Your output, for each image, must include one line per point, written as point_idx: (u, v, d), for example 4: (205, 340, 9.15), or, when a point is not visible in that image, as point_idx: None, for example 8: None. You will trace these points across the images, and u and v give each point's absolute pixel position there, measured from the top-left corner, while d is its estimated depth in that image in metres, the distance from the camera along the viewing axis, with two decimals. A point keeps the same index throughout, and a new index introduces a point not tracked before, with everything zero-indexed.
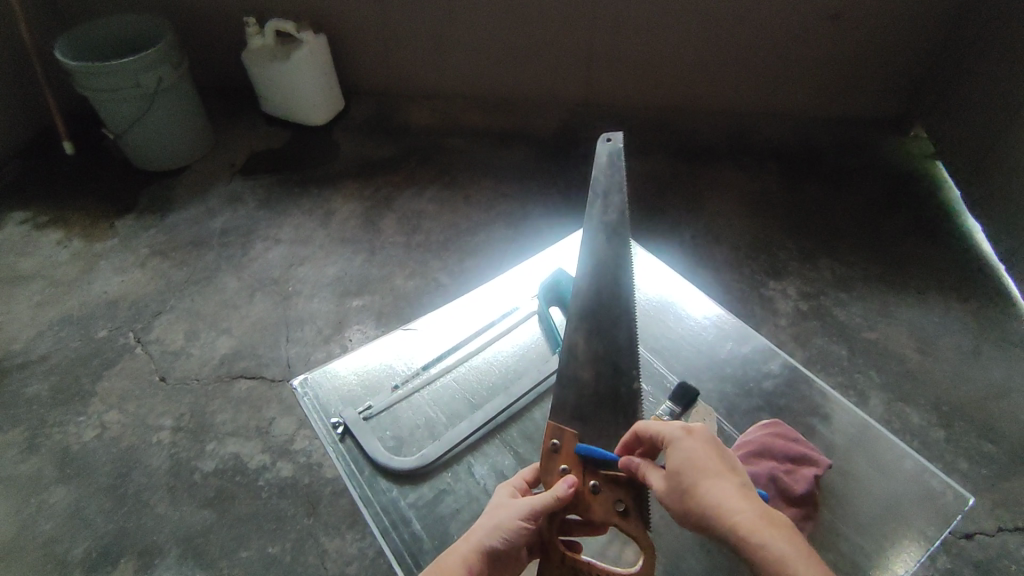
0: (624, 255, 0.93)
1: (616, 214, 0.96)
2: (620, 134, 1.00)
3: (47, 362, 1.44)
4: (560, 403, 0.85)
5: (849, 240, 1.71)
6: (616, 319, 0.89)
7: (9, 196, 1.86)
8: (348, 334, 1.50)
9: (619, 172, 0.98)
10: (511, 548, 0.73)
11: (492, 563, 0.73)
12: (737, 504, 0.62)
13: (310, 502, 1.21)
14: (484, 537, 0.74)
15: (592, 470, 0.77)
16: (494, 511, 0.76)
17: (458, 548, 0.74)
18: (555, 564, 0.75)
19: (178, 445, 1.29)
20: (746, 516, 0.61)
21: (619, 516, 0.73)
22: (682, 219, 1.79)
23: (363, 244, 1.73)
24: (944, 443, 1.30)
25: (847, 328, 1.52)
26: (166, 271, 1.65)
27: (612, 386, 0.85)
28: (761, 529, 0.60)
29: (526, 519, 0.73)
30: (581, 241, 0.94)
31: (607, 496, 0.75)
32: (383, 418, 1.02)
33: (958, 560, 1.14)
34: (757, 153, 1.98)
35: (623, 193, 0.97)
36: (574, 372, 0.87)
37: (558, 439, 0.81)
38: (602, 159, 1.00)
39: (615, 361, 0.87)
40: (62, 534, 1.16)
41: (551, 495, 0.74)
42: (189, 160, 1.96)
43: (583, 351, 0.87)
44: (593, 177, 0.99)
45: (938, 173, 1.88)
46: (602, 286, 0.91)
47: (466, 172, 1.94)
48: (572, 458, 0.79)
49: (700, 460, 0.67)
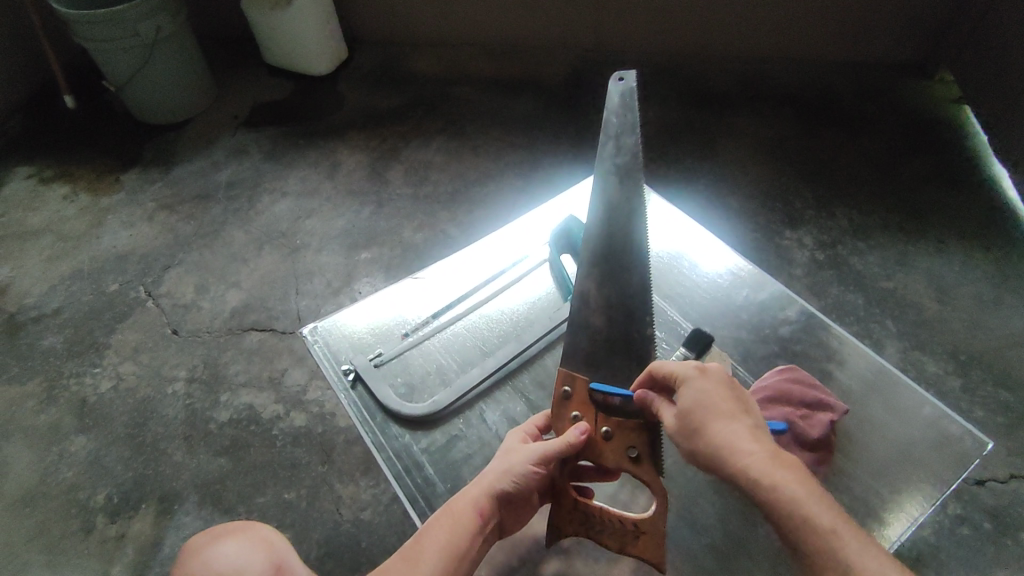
0: (637, 200, 0.90)
1: (629, 155, 0.92)
2: (633, 72, 0.94)
3: (60, 316, 1.45)
4: (573, 349, 0.84)
5: (868, 189, 1.66)
6: (629, 265, 0.86)
7: (13, 150, 1.84)
8: (357, 286, 1.50)
9: (634, 112, 0.94)
10: (520, 492, 0.74)
11: (502, 505, 0.75)
12: (748, 444, 0.61)
13: (324, 450, 1.22)
14: (494, 480, 0.74)
15: (603, 417, 0.76)
16: (505, 456, 0.77)
17: (469, 491, 0.75)
18: (566, 510, 0.75)
19: (193, 396, 1.31)
20: (753, 458, 0.60)
21: (630, 462, 0.73)
22: (696, 167, 1.74)
23: (370, 196, 1.70)
24: (960, 392, 1.29)
25: (864, 278, 1.48)
26: (174, 225, 1.64)
27: (624, 331, 0.83)
28: (774, 471, 0.59)
29: (537, 464, 0.74)
30: (594, 186, 0.91)
31: (619, 442, 0.74)
32: (394, 365, 1.02)
33: (969, 506, 1.14)
34: (774, 99, 1.90)
35: (637, 135, 0.92)
36: (584, 318, 0.85)
37: (569, 386, 0.81)
38: (614, 98, 0.94)
39: (627, 307, 0.84)
40: (84, 480, 1.19)
41: (563, 440, 0.73)
42: (192, 112, 1.92)
43: (595, 298, 0.85)
44: (605, 118, 0.94)
45: (966, 118, 1.81)
46: (614, 233, 0.88)
47: (475, 122, 1.88)
48: (584, 405, 0.79)
49: (709, 402, 0.65)
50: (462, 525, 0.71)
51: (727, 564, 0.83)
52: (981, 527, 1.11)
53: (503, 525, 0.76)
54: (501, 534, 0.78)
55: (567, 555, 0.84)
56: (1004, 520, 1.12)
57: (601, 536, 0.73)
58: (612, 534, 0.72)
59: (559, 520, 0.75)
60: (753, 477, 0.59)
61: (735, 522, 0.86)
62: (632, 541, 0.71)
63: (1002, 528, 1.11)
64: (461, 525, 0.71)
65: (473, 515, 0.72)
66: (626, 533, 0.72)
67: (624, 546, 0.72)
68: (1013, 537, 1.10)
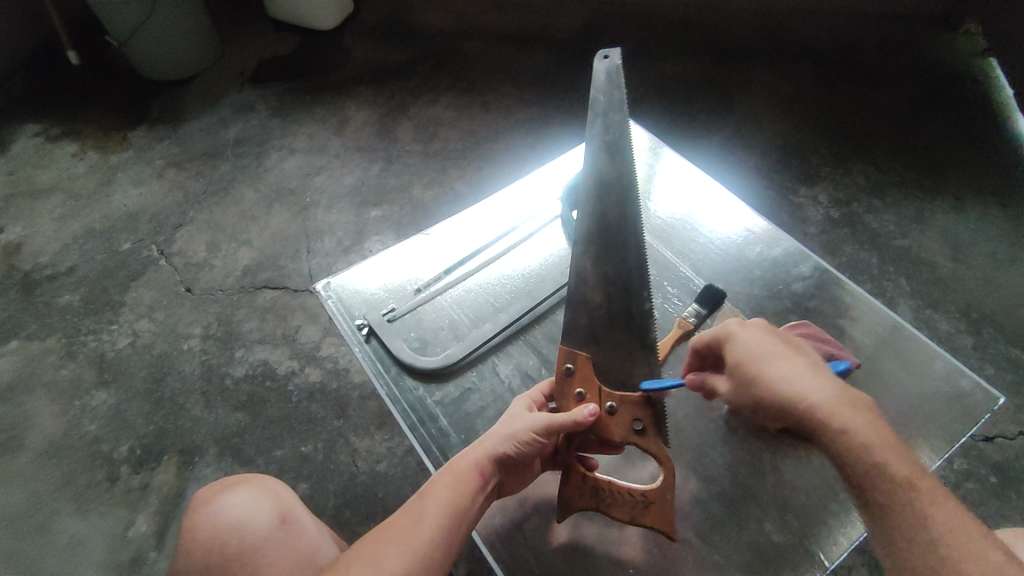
0: (628, 173, 0.92)
1: (617, 132, 0.95)
2: (618, 51, 0.98)
3: (76, 274, 1.47)
4: (573, 325, 0.84)
5: (889, 145, 1.62)
6: (625, 241, 0.87)
7: (20, 108, 1.83)
8: (368, 245, 1.50)
9: (618, 90, 0.97)
10: (523, 457, 0.73)
11: (502, 468, 0.74)
12: (813, 385, 0.63)
13: (339, 405, 1.24)
14: (497, 444, 0.73)
15: (607, 393, 0.78)
16: (508, 421, 0.76)
17: (471, 452, 0.73)
18: (574, 483, 0.76)
19: (209, 352, 1.33)
20: (817, 395, 0.62)
21: (637, 436, 0.75)
22: (711, 123, 1.70)
23: (379, 153, 1.68)
24: (971, 349, 1.29)
25: (879, 236, 1.47)
26: (183, 183, 1.64)
27: (625, 308, 0.84)
28: (839, 412, 0.61)
29: (542, 434, 0.72)
30: (584, 163, 0.93)
31: (625, 416, 0.76)
32: (407, 320, 1.03)
33: (976, 461, 1.15)
34: (793, 51, 1.84)
35: (624, 114, 0.95)
36: (584, 296, 0.85)
37: (571, 363, 0.81)
38: (601, 77, 0.98)
39: (627, 283, 0.85)
40: (107, 433, 1.22)
41: (571, 417, 0.73)
42: (198, 68, 1.88)
43: (593, 276, 0.86)
44: (592, 96, 0.97)
45: (992, 71, 1.75)
46: (608, 208, 0.89)
47: (484, 77, 1.84)
48: (587, 381, 0.79)
49: (767, 350, 0.69)
50: (465, 485, 0.70)
51: (735, 510, 0.84)
52: (986, 481, 1.13)
53: (504, 485, 0.76)
54: (499, 495, 0.77)
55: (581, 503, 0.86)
56: (1010, 474, 1.13)
57: (610, 508, 0.75)
58: (622, 506, 0.75)
59: (568, 494, 0.77)
60: (821, 414, 0.61)
61: (742, 474, 0.88)
62: (642, 512, 0.74)
63: (1008, 482, 1.12)
64: (464, 484, 0.69)
65: (476, 475, 0.71)
66: (635, 504, 0.74)
67: (634, 516, 0.74)
68: (1017, 491, 1.11)
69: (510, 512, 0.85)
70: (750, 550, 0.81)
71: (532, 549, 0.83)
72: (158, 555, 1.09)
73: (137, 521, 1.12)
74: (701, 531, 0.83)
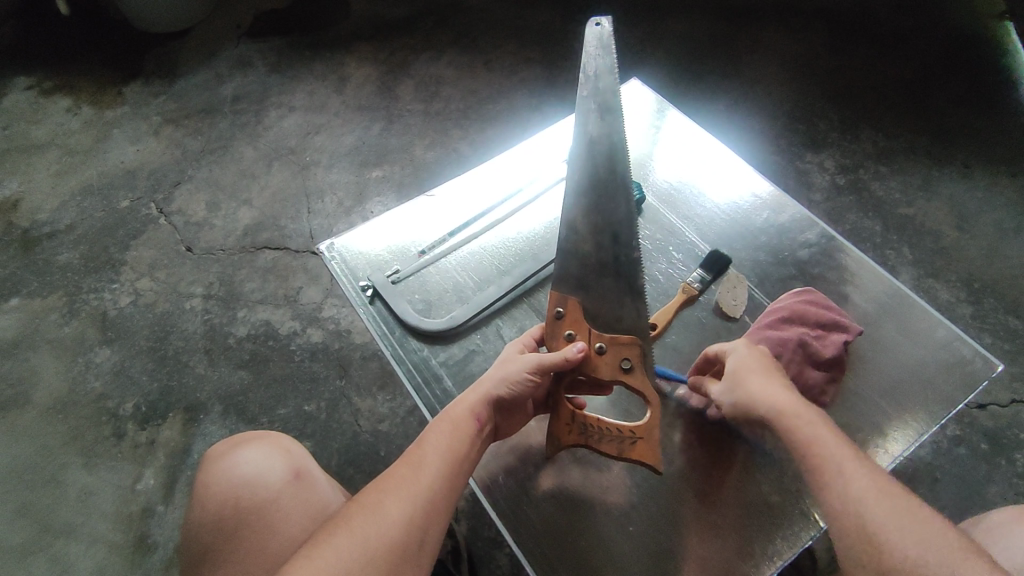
0: (618, 135, 0.90)
1: (609, 94, 0.92)
2: (609, 18, 0.96)
3: (74, 232, 1.45)
4: (564, 275, 0.84)
5: (897, 110, 1.59)
6: (615, 193, 0.86)
7: (10, 59, 1.77)
8: (369, 205, 1.49)
9: (611, 54, 0.94)
10: (516, 397, 0.75)
11: (497, 410, 0.75)
12: (788, 402, 0.68)
13: (341, 364, 1.26)
14: (492, 386, 0.74)
15: (597, 334, 0.78)
16: (502, 363, 0.77)
17: (466, 398, 0.74)
18: (564, 421, 0.76)
19: (211, 311, 1.33)
20: (795, 412, 0.67)
21: (624, 374, 0.76)
22: (719, 85, 1.66)
23: (380, 112, 1.65)
24: (971, 319, 1.30)
25: (884, 204, 1.46)
26: (181, 140, 1.61)
27: (613, 256, 0.84)
28: (816, 432, 0.65)
29: (533, 373, 0.74)
30: (573, 123, 0.91)
31: (614, 355, 0.77)
32: (411, 282, 1.02)
33: (968, 428, 1.17)
34: (805, 11, 1.78)
35: (616, 76, 0.93)
36: (575, 246, 0.85)
37: (562, 307, 0.82)
38: (591, 42, 0.96)
39: (615, 232, 0.85)
40: (112, 391, 1.24)
41: (560, 355, 0.74)
42: (191, 21, 1.82)
43: (583, 227, 0.86)
44: (584, 60, 0.95)
45: (1007, 34, 1.71)
46: (599, 166, 0.88)
47: (488, 34, 1.78)
48: (577, 323, 0.80)
49: (755, 369, 0.73)
50: (462, 427, 0.71)
51: (731, 470, 0.86)
52: (977, 447, 1.15)
53: (498, 427, 0.77)
54: (496, 438, 0.79)
55: (579, 463, 0.87)
56: (1001, 442, 1.15)
57: (598, 443, 0.75)
58: (609, 441, 0.74)
59: (557, 430, 0.76)
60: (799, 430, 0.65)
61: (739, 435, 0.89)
62: (629, 447, 0.74)
63: (998, 449, 1.14)
64: (461, 427, 0.70)
65: (471, 418, 0.72)
66: (623, 439, 0.74)
67: (621, 450, 0.74)
68: (1007, 457, 1.14)
69: (509, 468, 0.87)
70: (747, 510, 0.83)
71: (532, 503, 0.85)
72: (166, 509, 1.11)
73: (145, 476, 1.14)
74: (698, 490, 0.85)
